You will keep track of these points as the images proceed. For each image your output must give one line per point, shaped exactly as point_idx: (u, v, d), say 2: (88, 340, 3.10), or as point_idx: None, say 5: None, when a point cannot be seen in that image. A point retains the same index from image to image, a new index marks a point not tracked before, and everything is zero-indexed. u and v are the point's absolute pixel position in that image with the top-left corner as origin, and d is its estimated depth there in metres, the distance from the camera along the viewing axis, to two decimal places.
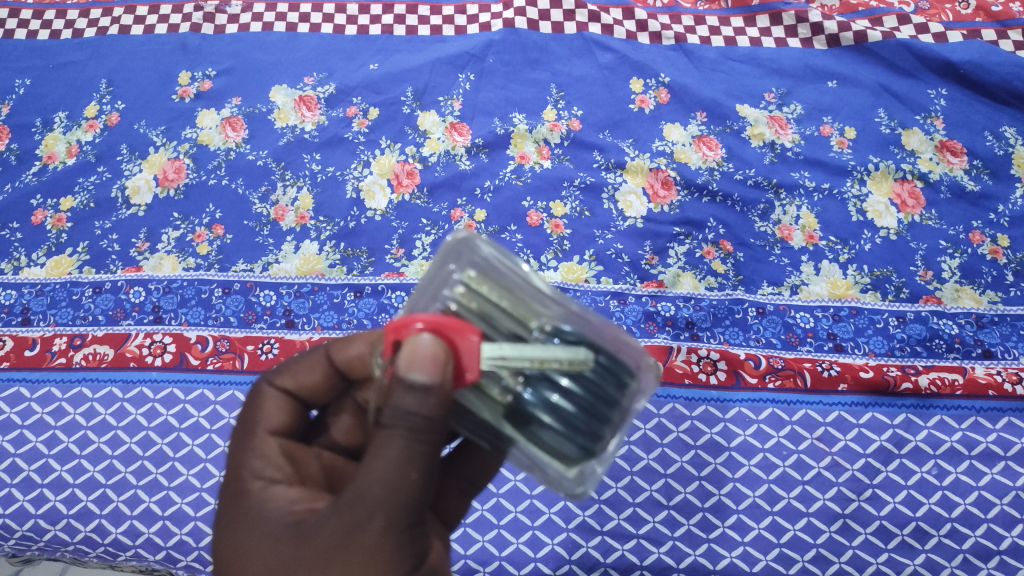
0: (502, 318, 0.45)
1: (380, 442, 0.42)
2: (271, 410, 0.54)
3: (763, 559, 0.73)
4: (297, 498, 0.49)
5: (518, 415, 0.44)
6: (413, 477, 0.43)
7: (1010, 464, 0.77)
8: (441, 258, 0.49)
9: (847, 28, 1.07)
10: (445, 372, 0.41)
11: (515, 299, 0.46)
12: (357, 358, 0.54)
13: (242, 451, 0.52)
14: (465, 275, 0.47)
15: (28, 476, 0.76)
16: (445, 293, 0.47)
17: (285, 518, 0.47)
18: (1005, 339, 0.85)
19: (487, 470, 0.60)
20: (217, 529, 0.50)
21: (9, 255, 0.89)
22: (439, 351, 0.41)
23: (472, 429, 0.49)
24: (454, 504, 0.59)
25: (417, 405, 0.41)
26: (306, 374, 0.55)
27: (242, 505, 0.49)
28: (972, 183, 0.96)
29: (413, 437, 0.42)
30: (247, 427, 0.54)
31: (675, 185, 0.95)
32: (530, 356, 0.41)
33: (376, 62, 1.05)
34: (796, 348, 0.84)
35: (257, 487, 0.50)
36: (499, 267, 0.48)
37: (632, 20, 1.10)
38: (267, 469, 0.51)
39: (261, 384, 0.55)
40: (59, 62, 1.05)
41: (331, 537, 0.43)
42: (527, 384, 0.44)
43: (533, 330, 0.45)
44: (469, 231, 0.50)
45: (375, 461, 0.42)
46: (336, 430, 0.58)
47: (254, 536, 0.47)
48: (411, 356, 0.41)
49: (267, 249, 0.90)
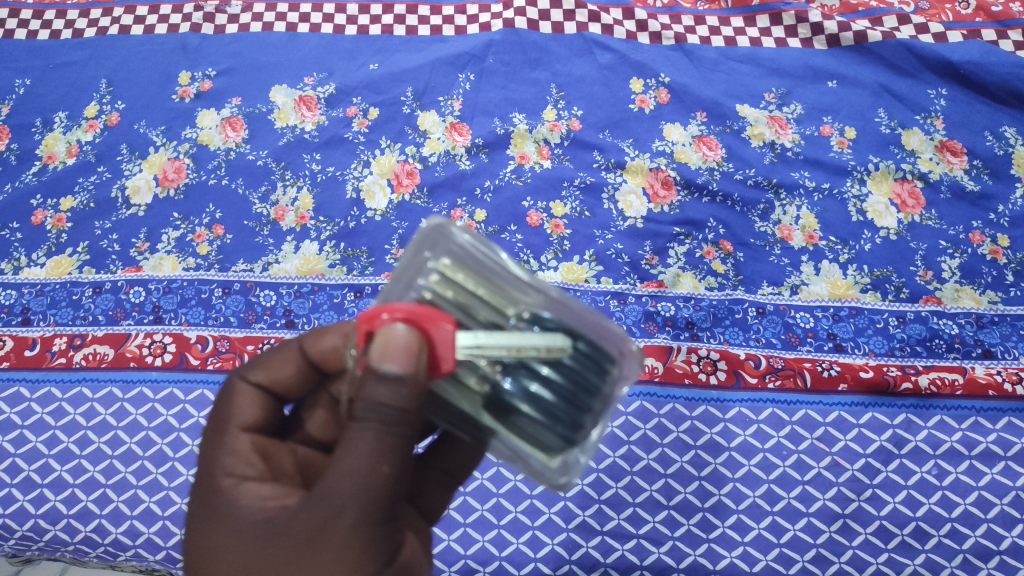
0: (480, 307, 0.45)
1: (352, 435, 0.42)
2: (244, 405, 0.54)
3: (763, 559, 0.73)
4: (269, 495, 0.49)
5: (497, 404, 0.44)
6: (385, 471, 0.43)
7: (1010, 464, 0.77)
8: (417, 245, 0.49)
9: (847, 27, 1.07)
10: (418, 363, 0.41)
11: (493, 287, 0.46)
12: (332, 350, 0.54)
13: (214, 447, 0.52)
14: (440, 263, 0.47)
15: (28, 476, 0.76)
16: (420, 282, 0.47)
17: (257, 515, 0.47)
18: (1005, 339, 0.85)
19: (468, 463, 0.60)
20: (189, 528, 0.50)
21: (9, 255, 0.89)
22: (412, 341, 0.41)
23: (451, 421, 0.48)
24: (433, 498, 0.59)
25: (390, 397, 0.41)
26: (279, 368, 0.55)
27: (214, 503, 0.49)
28: (972, 183, 0.96)
29: (385, 430, 0.42)
30: (220, 423, 0.53)
31: (675, 185, 0.95)
32: (506, 344, 0.40)
33: (376, 62, 1.05)
34: (796, 348, 0.84)
35: (229, 484, 0.50)
36: (476, 254, 0.48)
37: (632, 20, 1.10)
38: (239, 466, 0.51)
39: (234, 379, 0.55)
40: (59, 62, 1.05)
41: (302, 533, 0.43)
42: (506, 373, 0.44)
43: (510, 318, 0.45)
44: (445, 218, 0.50)
45: (347, 456, 0.42)
46: (311, 425, 0.58)
47: (226, 534, 0.47)
48: (384, 347, 0.41)
49: (267, 249, 0.90)
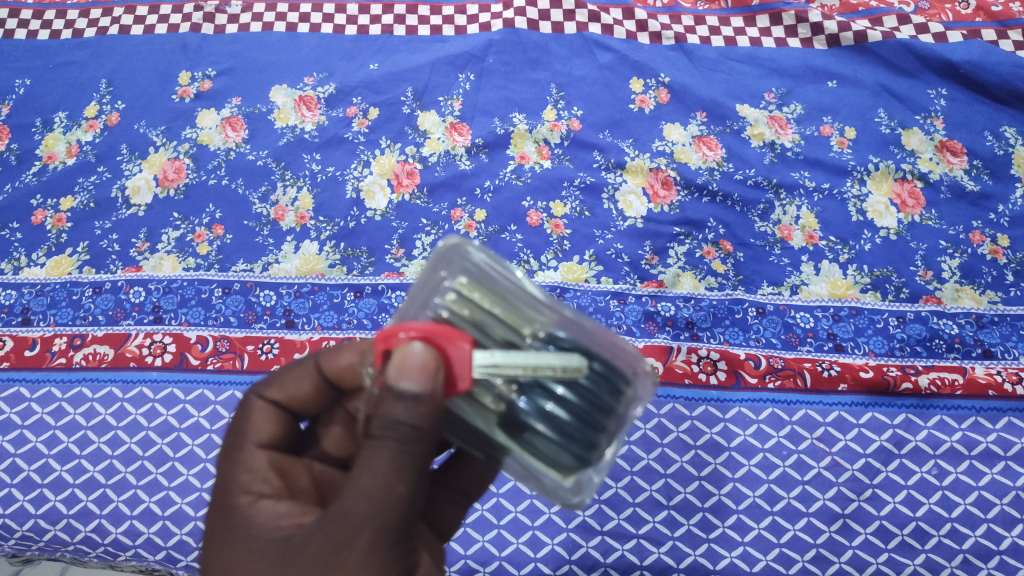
0: (495, 325, 0.45)
1: (368, 454, 0.42)
2: (259, 421, 0.54)
3: (763, 559, 0.73)
4: (284, 513, 0.49)
5: (511, 422, 0.44)
6: (401, 490, 0.43)
7: (1010, 464, 0.77)
8: (433, 264, 0.49)
9: (847, 28, 1.07)
10: (435, 382, 0.40)
11: (508, 306, 0.46)
12: (348, 368, 0.53)
13: (230, 464, 0.52)
14: (456, 281, 0.47)
15: (28, 476, 0.76)
16: (436, 301, 0.47)
17: (272, 533, 0.47)
18: (1005, 339, 0.85)
19: (481, 481, 0.60)
20: (204, 544, 0.50)
21: (9, 255, 0.89)
22: (429, 359, 0.40)
23: (464, 438, 0.48)
24: (446, 515, 0.59)
25: (407, 415, 0.41)
26: (295, 385, 0.55)
27: (230, 521, 0.49)
28: (972, 182, 0.96)
29: (402, 448, 0.42)
30: (235, 440, 0.54)
31: (675, 185, 0.95)
32: (523, 363, 0.41)
33: (376, 62, 1.05)
34: (796, 347, 0.84)
35: (245, 501, 0.50)
36: (491, 273, 0.48)
37: (632, 20, 1.10)
38: (255, 483, 0.51)
39: (249, 397, 0.55)
40: (59, 62, 1.05)
41: (319, 552, 0.43)
42: (521, 392, 0.44)
43: (526, 337, 0.45)
44: (460, 238, 0.50)
45: (364, 475, 0.42)
46: (327, 441, 0.58)
47: (242, 551, 0.47)
48: (400, 365, 0.40)
49: (267, 249, 0.90)
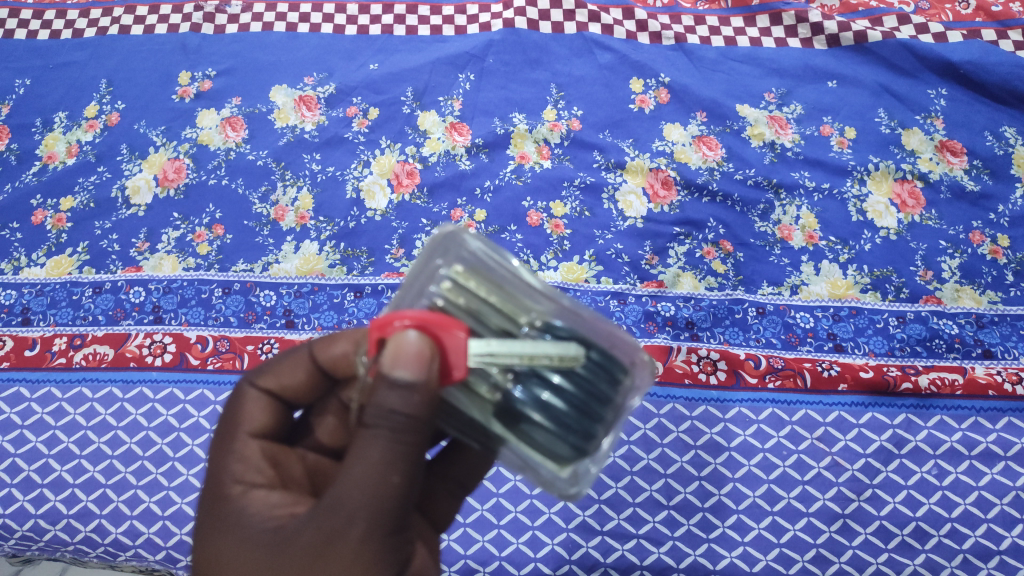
0: (491, 314, 0.45)
1: (362, 444, 0.42)
2: (252, 411, 0.54)
3: (763, 559, 0.73)
4: (277, 503, 0.49)
5: (507, 412, 0.44)
6: (395, 481, 0.42)
7: (1010, 464, 0.77)
8: (429, 253, 0.50)
9: (846, 28, 1.07)
10: (430, 370, 0.40)
11: (504, 295, 0.46)
12: (342, 357, 0.54)
13: (222, 453, 0.52)
14: (452, 269, 0.46)
15: (28, 476, 0.76)
16: (430, 290, 0.46)
17: (265, 523, 0.47)
18: (1005, 339, 0.85)
19: (477, 473, 0.60)
20: (196, 533, 0.50)
21: (9, 255, 0.89)
22: (424, 348, 0.40)
23: (460, 428, 0.48)
24: (442, 506, 0.59)
25: (402, 404, 0.41)
26: (289, 374, 0.55)
27: (222, 510, 0.49)
28: (972, 183, 0.96)
29: (396, 438, 0.42)
30: (228, 429, 0.53)
31: (675, 185, 0.95)
32: (519, 352, 0.41)
33: (376, 62, 1.05)
34: (796, 348, 0.84)
35: (238, 491, 0.50)
36: (488, 262, 0.48)
37: (632, 20, 1.10)
38: (248, 473, 0.51)
39: (243, 385, 0.55)
40: (59, 62, 1.05)
41: (312, 543, 0.43)
42: (517, 381, 0.43)
43: (523, 326, 0.45)
44: (457, 226, 0.50)
45: (357, 464, 0.42)
46: (321, 431, 0.58)
47: (234, 541, 0.48)
48: (395, 353, 0.40)
49: (267, 249, 0.90)
